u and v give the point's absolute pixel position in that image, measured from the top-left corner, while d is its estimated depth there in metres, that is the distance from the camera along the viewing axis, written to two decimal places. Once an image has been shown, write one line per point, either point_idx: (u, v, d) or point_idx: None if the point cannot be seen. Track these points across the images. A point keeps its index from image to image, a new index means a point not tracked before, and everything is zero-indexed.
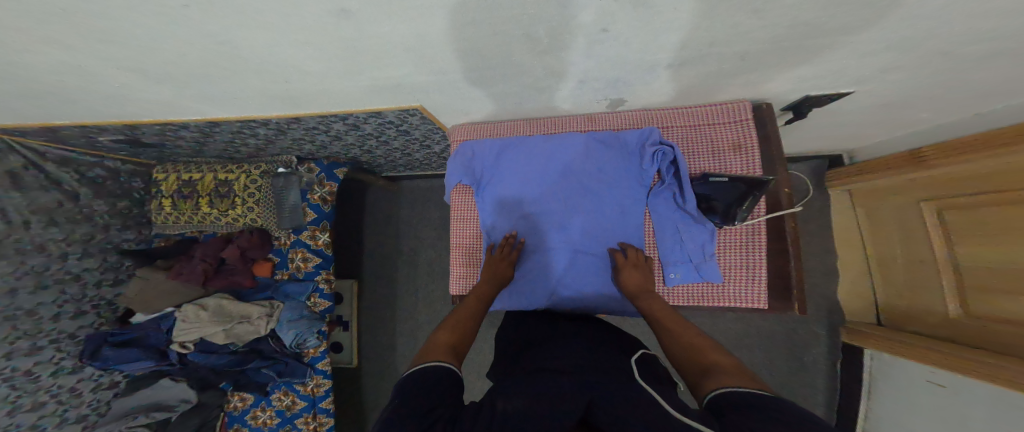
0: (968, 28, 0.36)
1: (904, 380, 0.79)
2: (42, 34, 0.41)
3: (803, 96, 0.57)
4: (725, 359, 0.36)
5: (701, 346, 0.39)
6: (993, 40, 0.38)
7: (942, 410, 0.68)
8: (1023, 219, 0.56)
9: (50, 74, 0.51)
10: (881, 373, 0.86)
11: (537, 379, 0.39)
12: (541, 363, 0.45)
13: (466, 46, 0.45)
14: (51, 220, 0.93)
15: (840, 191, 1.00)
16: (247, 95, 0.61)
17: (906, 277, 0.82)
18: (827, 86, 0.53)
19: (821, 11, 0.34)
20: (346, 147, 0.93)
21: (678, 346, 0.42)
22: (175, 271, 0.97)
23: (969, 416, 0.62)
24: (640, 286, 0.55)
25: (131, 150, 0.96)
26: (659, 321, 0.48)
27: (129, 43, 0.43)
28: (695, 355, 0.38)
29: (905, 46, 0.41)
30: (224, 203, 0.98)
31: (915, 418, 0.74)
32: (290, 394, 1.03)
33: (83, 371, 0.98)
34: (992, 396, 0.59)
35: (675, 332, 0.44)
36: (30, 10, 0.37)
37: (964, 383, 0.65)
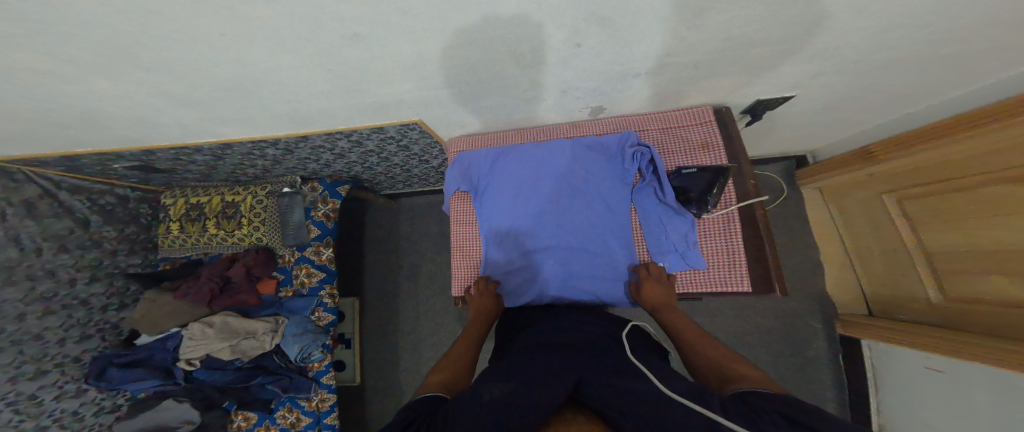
0: (883, 32, 0.41)
1: (907, 366, 0.81)
2: (83, 64, 0.46)
3: (753, 101, 0.62)
4: (752, 370, 0.37)
5: (725, 358, 0.41)
6: (910, 40, 0.43)
7: (949, 395, 0.70)
8: (984, 203, 0.60)
9: (85, 101, 0.56)
10: (884, 363, 0.87)
11: (530, 364, 0.42)
12: (532, 346, 0.49)
13: (458, 63, 0.49)
14: (62, 246, 0.96)
15: (812, 189, 1.03)
16: (259, 115, 0.66)
17: (885, 265, 0.85)
18: (772, 90, 0.58)
19: (757, 22, 0.39)
20: (348, 164, 0.97)
21: (702, 358, 0.43)
22: (181, 291, 1.00)
23: (973, 401, 0.64)
24: (661, 299, 0.57)
25: (142, 177, 1.00)
26: (681, 334, 0.50)
27: (161, 69, 0.48)
28: (720, 366, 0.40)
29: (835, 51, 0.46)
30: (231, 225, 1.02)
31: (924, 406, 0.75)
32: (294, 411, 1.03)
33: (85, 395, 0.98)
34: (993, 378, 0.61)
35: (698, 345, 0.46)
36: (79, 44, 0.42)
37: (962, 367, 0.67)
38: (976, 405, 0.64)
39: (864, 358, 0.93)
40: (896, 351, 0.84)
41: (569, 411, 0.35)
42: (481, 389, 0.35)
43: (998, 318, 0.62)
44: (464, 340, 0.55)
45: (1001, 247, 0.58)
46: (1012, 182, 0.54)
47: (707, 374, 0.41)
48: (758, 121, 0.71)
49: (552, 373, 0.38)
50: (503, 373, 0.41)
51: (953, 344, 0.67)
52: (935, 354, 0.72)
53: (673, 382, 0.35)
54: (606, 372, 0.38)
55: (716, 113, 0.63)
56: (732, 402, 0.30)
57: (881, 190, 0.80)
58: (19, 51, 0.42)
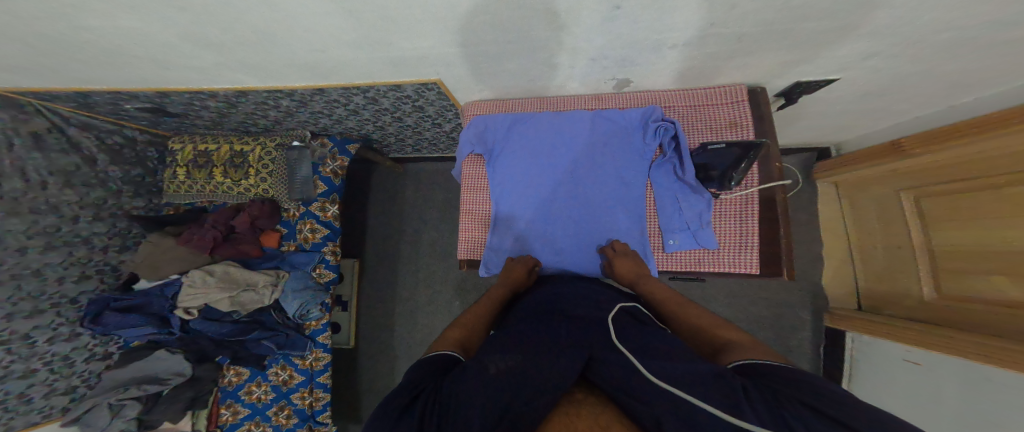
0: (934, 16, 0.42)
1: (884, 358, 0.85)
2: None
3: (794, 82, 0.62)
4: (744, 337, 0.40)
5: (713, 326, 0.44)
6: (954, 29, 0.44)
7: (920, 386, 0.74)
8: (992, 202, 0.62)
9: (111, 37, 0.56)
10: (861, 354, 0.92)
11: (539, 327, 0.45)
12: (553, 308, 0.51)
13: (489, 19, 0.49)
14: (67, 182, 0.95)
15: (827, 183, 1.04)
16: (281, 64, 0.65)
17: (884, 263, 0.87)
18: (814, 72, 0.58)
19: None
20: (361, 122, 0.96)
21: (689, 327, 0.46)
22: (186, 236, 1.00)
23: (942, 392, 0.69)
24: (634, 275, 0.58)
25: (151, 119, 0.99)
26: (665, 306, 0.51)
27: (193, 7, 0.48)
28: (709, 335, 0.42)
29: (882, 33, 0.46)
30: (238, 174, 1.01)
31: (894, 396, 0.80)
32: (287, 369, 1.03)
33: (78, 340, 0.98)
34: (965, 368, 0.65)
35: (683, 314, 0.48)
36: None
37: (937, 359, 0.71)
38: (944, 394, 0.68)
39: (845, 349, 0.97)
40: (875, 344, 0.87)
41: (580, 392, 0.34)
42: (487, 365, 0.35)
43: (979, 315, 0.65)
44: (486, 303, 0.57)
45: (996, 245, 0.61)
46: None
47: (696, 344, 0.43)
48: (791, 105, 0.73)
49: (557, 351, 0.37)
50: (514, 340, 0.42)
51: (929, 336, 0.71)
52: (912, 347, 0.76)
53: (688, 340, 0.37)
54: (608, 343, 0.39)
55: (751, 92, 0.64)
56: (758, 392, 0.28)
57: (900, 186, 0.81)
58: None
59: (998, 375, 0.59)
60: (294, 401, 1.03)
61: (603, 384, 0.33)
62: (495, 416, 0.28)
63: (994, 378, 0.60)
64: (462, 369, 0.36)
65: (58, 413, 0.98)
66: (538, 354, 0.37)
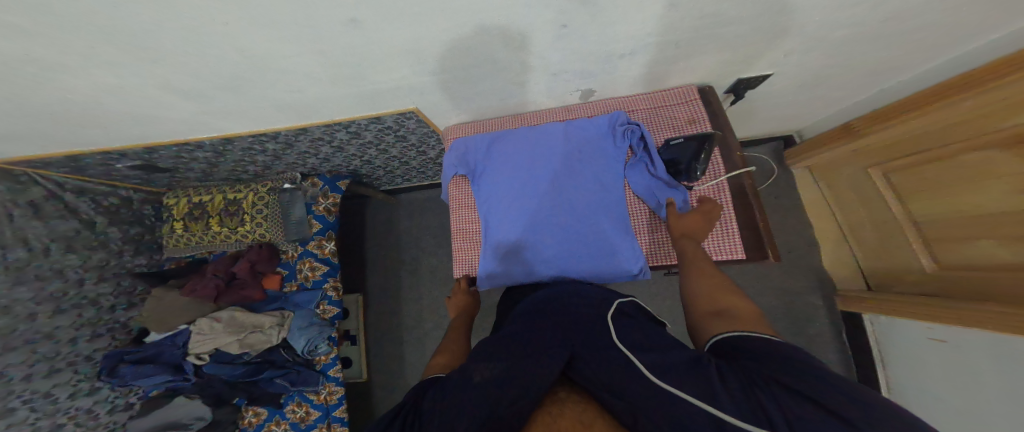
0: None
1: (908, 336, 0.82)
2: (94, 57, 0.47)
3: (735, 80, 0.67)
4: (746, 305, 0.43)
5: (720, 290, 0.47)
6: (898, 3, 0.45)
7: (956, 365, 0.70)
8: (965, 168, 0.63)
9: (92, 97, 0.58)
10: (884, 335, 0.89)
11: (524, 330, 0.47)
12: (535, 303, 0.55)
13: (453, 46, 0.49)
14: (69, 246, 0.97)
15: (801, 168, 1.06)
16: (259, 107, 0.67)
17: (876, 239, 0.88)
18: (745, 70, 0.63)
19: None
20: (347, 158, 0.98)
21: (702, 286, 0.49)
22: (189, 287, 1.01)
23: (979, 370, 0.65)
24: (688, 234, 0.58)
25: (144, 177, 1.01)
26: (688, 261, 0.54)
27: (164, 61, 0.49)
28: (717, 298, 0.46)
29: (823, 20, 0.48)
30: (234, 222, 1.03)
31: (932, 379, 0.76)
32: (304, 405, 1.03)
33: (99, 394, 1.00)
34: (990, 341, 0.63)
35: (700, 272, 0.51)
36: (91, 39, 0.43)
37: (959, 334, 0.69)
38: (983, 369, 0.64)
39: (866, 332, 0.94)
40: (897, 323, 0.85)
41: (563, 390, 0.37)
42: (472, 374, 0.39)
43: (992, 283, 0.64)
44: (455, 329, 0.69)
45: (987, 210, 0.61)
46: (995, 147, 0.57)
47: (702, 301, 0.47)
48: (739, 100, 0.76)
49: (542, 350, 0.39)
50: (501, 349, 0.43)
51: (953, 312, 0.68)
52: (937, 324, 0.73)
53: (679, 350, 0.37)
54: (608, 349, 0.39)
55: (701, 92, 0.67)
56: (732, 373, 0.31)
57: (867, 164, 0.84)
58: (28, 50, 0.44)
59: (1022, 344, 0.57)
60: None
61: (585, 382, 0.35)
62: (480, 421, 0.32)
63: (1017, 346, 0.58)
64: (449, 382, 0.40)
65: None
66: (522, 359, 0.39)
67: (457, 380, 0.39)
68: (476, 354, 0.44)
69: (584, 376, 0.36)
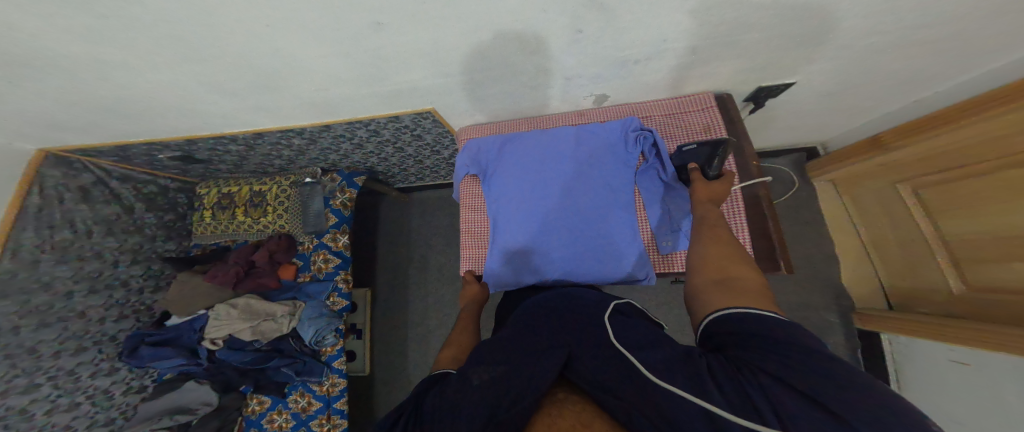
0: (879, 8, 0.44)
1: (927, 360, 0.79)
2: (153, 56, 0.53)
3: (756, 87, 0.68)
4: (751, 277, 0.42)
5: (729, 258, 0.46)
6: (908, 17, 0.45)
7: (977, 389, 0.67)
8: (1001, 187, 0.61)
9: (146, 93, 0.64)
10: (903, 356, 0.86)
11: (524, 330, 0.48)
12: (534, 302, 0.56)
13: (469, 50, 0.53)
14: (109, 229, 1.05)
15: (823, 181, 1.04)
16: (289, 105, 0.72)
17: (903, 257, 0.85)
18: (768, 77, 0.63)
19: (741, 9, 0.43)
20: (366, 155, 1.02)
21: (710, 253, 0.48)
22: (211, 273, 1.07)
23: (1002, 393, 0.62)
24: (716, 199, 0.58)
25: (181, 167, 1.09)
26: (704, 226, 0.54)
27: (210, 59, 0.54)
28: (723, 267, 0.45)
29: (828, 32, 0.49)
30: (257, 213, 1.09)
31: (948, 403, 0.72)
32: (306, 395, 1.05)
33: (117, 374, 1.05)
34: (1015, 367, 0.59)
35: (711, 239, 0.50)
36: (153, 38, 0.49)
37: (984, 358, 0.66)
38: (1008, 398, 0.60)
39: (884, 352, 0.90)
40: (917, 344, 0.81)
41: (561, 391, 0.38)
42: (471, 376, 0.40)
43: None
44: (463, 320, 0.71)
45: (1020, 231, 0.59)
46: None
47: (705, 269, 0.46)
48: (761, 109, 0.77)
49: (543, 350, 0.42)
50: (501, 349, 0.44)
51: (976, 335, 0.65)
52: (955, 345, 0.70)
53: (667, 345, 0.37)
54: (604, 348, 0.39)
55: (720, 99, 0.69)
56: (721, 364, 0.31)
57: (894, 180, 0.82)
58: (99, 46, 0.50)
59: None
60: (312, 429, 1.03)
61: (584, 383, 0.36)
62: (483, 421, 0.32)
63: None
64: (449, 383, 0.41)
65: None
66: (521, 361, 0.41)
67: (455, 381, 0.41)
68: (475, 355, 0.46)
69: (580, 375, 0.37)
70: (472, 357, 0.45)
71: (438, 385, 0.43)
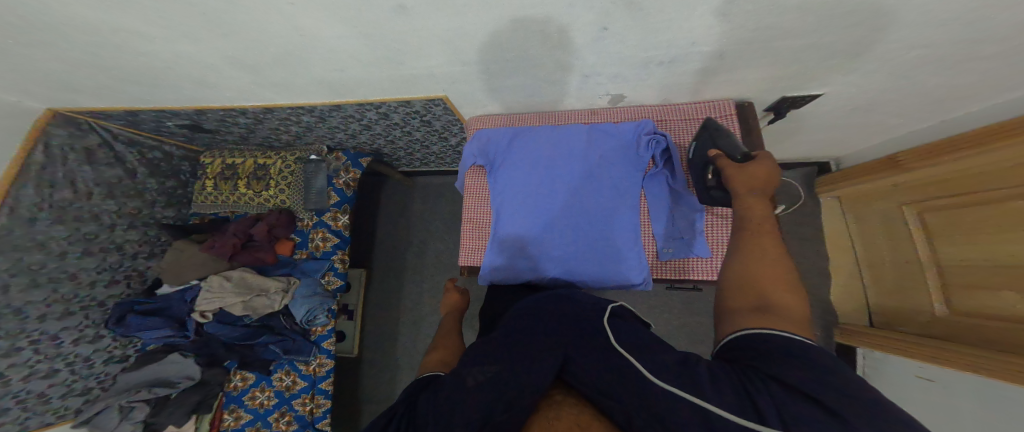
0: (906, 18, 0.45)
1: (897, 376, 0.82)
2: (181, 26, 0.54)
3: (781, 96, 0.70)
4: (794, 305, 0.37)
5: (771, 277, 0.40)
6: (930, 30, 0.47)
7: (935, 404, 0.71)
8: (1005, 216, 0.62)
9: (166, 62, 0.65)
10: (873, 370, 0.90)
11: (520, 328, 0.48)
12: (525, 304, 0.55)
13: (489, 40, 0.55)
14: (109, 193, 1.05)
15: (830, 198, 1.07)
16: (305, 83, 0.72)
17: (893, 280, 0.87)
18: (799, 86, 0.66)
19: (776, 16, 0.47)
20: (373, 136, 1.03)
21: (751, 270, 0.42)
22: (209, 244, 1.07)
23: (958, 412, 0.66)
24: (758, 184, 0.47)
25: (189, 135, 1.09)
26: (750, 225, 0.46)
27: (234, 33, 0.55)
28: (763, 288, 0.39)
29: (847, 40, 0.51)
30: (259, 186, 1.09)
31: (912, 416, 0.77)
32: (291, 375, 1.05)
33: (100, 342, 1.04)
34: (982, 388, 0.62)
35: (755, 253, 0.43)
36: (187, 11, 0.50)
37: (948, 375, 0.69)
38: (963, 416, 0.65)
39: (860, 366, 0.94)
40: (888, 361, 0.85)
41: (558, 393, 0.39)
42: (466, 378, 0.40)
43: (997, 333, 0.62)
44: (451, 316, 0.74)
45: (1020, 260, 0.59)
46: None
47: (741, 288, 0.41)
48: (782, 119, 0.80)
49: (536, 355, 0.40)
50: (496, 347, 0.44)
51: (944, 354, 0.68)
52: (928, 364, 0.73)
53: (666, 352, 0.38)
54: (605, 352, 0.39)
55: (739, 107, 0.72)
56: (726, 375, 0.31)
57: (904, 201, 0.84)
58: (129, 14, 0.51)
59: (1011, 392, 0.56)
60: (294, 408, 1.03)
61: (584, 387, 0.36)
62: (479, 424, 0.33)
63: (1005, 393, 0.58)
64: (444, 386, 0.41)
65: (71, 415, 1.01)
66: (517, 361, 0.40)
67: (450, 383, 0.41)
68: (470, 355, 0.46)
69: (577, 378, 0.37)
70: (465, 358, 0.46)
71: (429, 391, 0.43)
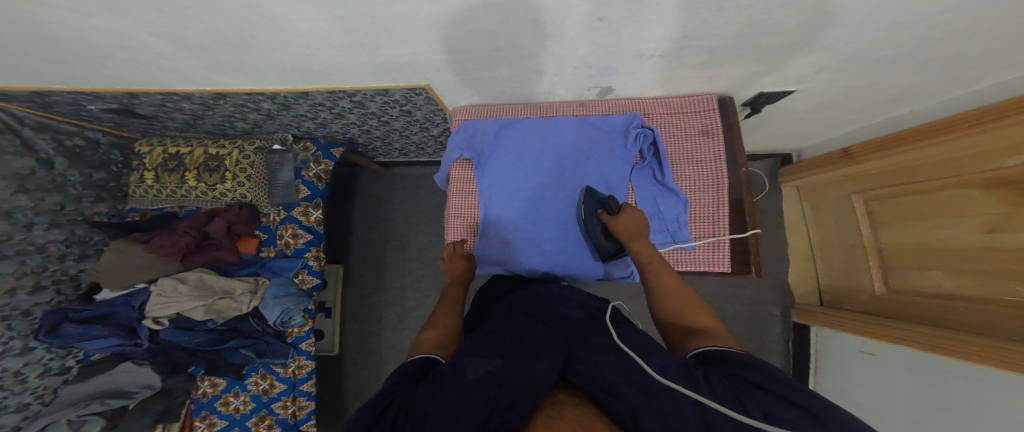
0: (880, 23, 0.48)
1: (844, 352, 0.95)
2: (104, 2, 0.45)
3: (759, 92, 0.73)
4: (713, 324, 0.46)
5: (687, 306, 0.49)
6: (899, 33, 0.50)
7: (877, 374, 0.83)
8: (939, 204, 0.72)
9: (83, 37, 0.54)
10: (824, 346, 1.03)
11: (519, 330, 0.48)
12: (512, 302, 0.59)
13: (478, 28, 0.51)
14: (20, 187, 0.89)
15: (791, 187, 1.16)
16: (264, 67, 0.64)
17: (842, 262, 0.97)
18: (778, 83, 0.69)
19: (766, 14, 0.47)
20: (347, 126, 0.95)
21: (671, 303, 0.51)
22: (154, 244, 0.95)
23: (894, 379, 0.79)
24: (637, 232, 0.62)
25: (118, 120, 0.94)
26: (649, 268, 0.56)
27: (176, 10, 0.47)
28: (684, 316, 0.48)
29: (825, 43, 0.54)
30: (213, 179, 0.98)
31: (855, 384, 0.90)
32: (268, 378, 1.00)
33: (31, 355, 0.92)
34: (921, 362, 0.73)
35: (664, 289, 0.53)
36: None
37: (888, 350, 0.81)
38: (898, 379, 0.78)
39: (811, 345, 1.07)
40: (837, 336, 0.97)
41: (562, 392, 0.37)
42: (465, 371, 0.38)
43: (937, 310, 0.72)
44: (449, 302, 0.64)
45: (954, 245, 0.69)
46: (975, 186, 0.65)
47: (675, 321, 0.49)
48: (755, 114, 0.84)
49: (539, 352, 0.40)
50: (498, 346, 0.44)
51: (888, 329, 0.78)
52: (870, 339, 0.84)
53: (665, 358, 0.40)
54: (609, 355, 0.40)
55: (721, 102, 0.74)
56: (720, 380, 0.34)
57: (854, 190, 0.93)
58: None
59: (948, 366, 0.67)
60: (275, 411, 1.00)
61: (580, 382, 0.36)
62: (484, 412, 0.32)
63: (936, 364, 0.70)
64: (438, 378, 0.38)
65: None
66: (517, 356, 0.40)
67: (449, 374, 0.39)
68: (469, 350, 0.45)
69: (579, 377, 0.36)
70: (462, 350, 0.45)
71: (428, 378, 0.40)
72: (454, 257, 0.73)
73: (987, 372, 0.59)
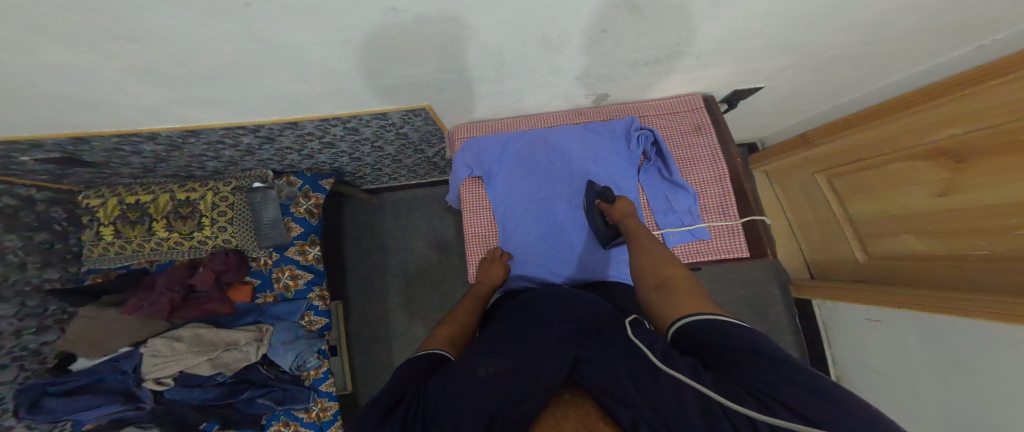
0: (849, 22, 0.52)
1: (849, 320, 1.02)
2: (57, 32, 0.38)
3: (732, 90, 0.76)
4: (684, 276, 0.45)
5: (661, 262, 0.49)
6: (862, 29, 0.54)
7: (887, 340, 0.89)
8: (889, 173, 0.80)
9: (18, 75, 0.45)
10: (830, 319, 1.09)
11: (529, 326, 0.48)
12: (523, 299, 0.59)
13: (486, 47, 0.50)
14: None
15: (760, 172, 1.24)
16: (250, 99, 0.59)
17: (820, 236, 1.06)
18: (747, 82, 0.72)
19: (752, 19, 0.49)
20: (335, 155, 0.91)
21: (646, 261, 0.51)
22: (133, 304, 0.88)
23: (905, 341, 0.83)
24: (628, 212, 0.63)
25: (58, 172, 0.83)
26: (633, 238, 0.58)
27: (153, 41, 0.41)
28: (660, 271, 0.47)
29: (800, 45, 0.58)
30: (187, 226, 0.91)
31: (869, 350, 0.96)
32: (291, 424, 0.96)
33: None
34: (921, 320, 0.79)
35: (640, 247, 0.54)
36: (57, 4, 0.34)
37: (891, 318, 0.87)
38: (909, 341, 0.83)
39: (816, 315, 1.14)
40: (840, 306, 1.04)
41: (568, 392, 0.35)
42: (475, 370, 0.38)
43: (924, 271, 0.79)
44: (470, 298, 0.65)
45: (910, 210, 0.78)
46: (932, 158, 0.71)
47: (646, 274, 0.49)
48: (732, 110, 0.87)
49: (544, 351, 0.39)
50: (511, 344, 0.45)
51: (878, 293, 0.87)
52: (869, 306, 0.92)
53: None
54: None
55: (704, 100, 0.76)
56: (725, 382, 0.29)
57: (817, 170, 1.00)
58: None
59: (942, 322, 0.75)
60: None
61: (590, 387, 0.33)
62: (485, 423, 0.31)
63: (940, 325, 0.75)
64: (449, 374, 0.38)
65: None
66: (524, 359, 0.39)
67: (458, 373, 0.38)
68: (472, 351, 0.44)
69: (589, 381, 0.33)
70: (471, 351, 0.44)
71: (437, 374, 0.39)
72: (495, 261, 0.71)
73: (996, 329, 0.64)
